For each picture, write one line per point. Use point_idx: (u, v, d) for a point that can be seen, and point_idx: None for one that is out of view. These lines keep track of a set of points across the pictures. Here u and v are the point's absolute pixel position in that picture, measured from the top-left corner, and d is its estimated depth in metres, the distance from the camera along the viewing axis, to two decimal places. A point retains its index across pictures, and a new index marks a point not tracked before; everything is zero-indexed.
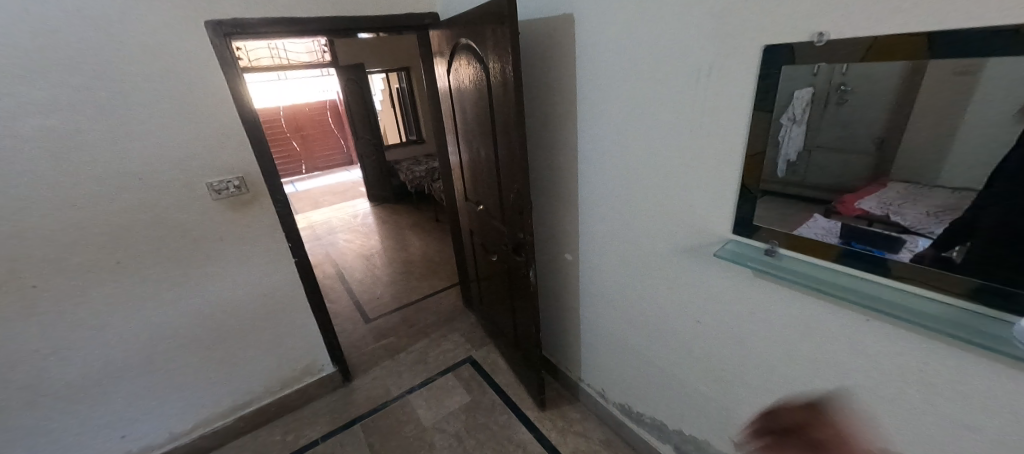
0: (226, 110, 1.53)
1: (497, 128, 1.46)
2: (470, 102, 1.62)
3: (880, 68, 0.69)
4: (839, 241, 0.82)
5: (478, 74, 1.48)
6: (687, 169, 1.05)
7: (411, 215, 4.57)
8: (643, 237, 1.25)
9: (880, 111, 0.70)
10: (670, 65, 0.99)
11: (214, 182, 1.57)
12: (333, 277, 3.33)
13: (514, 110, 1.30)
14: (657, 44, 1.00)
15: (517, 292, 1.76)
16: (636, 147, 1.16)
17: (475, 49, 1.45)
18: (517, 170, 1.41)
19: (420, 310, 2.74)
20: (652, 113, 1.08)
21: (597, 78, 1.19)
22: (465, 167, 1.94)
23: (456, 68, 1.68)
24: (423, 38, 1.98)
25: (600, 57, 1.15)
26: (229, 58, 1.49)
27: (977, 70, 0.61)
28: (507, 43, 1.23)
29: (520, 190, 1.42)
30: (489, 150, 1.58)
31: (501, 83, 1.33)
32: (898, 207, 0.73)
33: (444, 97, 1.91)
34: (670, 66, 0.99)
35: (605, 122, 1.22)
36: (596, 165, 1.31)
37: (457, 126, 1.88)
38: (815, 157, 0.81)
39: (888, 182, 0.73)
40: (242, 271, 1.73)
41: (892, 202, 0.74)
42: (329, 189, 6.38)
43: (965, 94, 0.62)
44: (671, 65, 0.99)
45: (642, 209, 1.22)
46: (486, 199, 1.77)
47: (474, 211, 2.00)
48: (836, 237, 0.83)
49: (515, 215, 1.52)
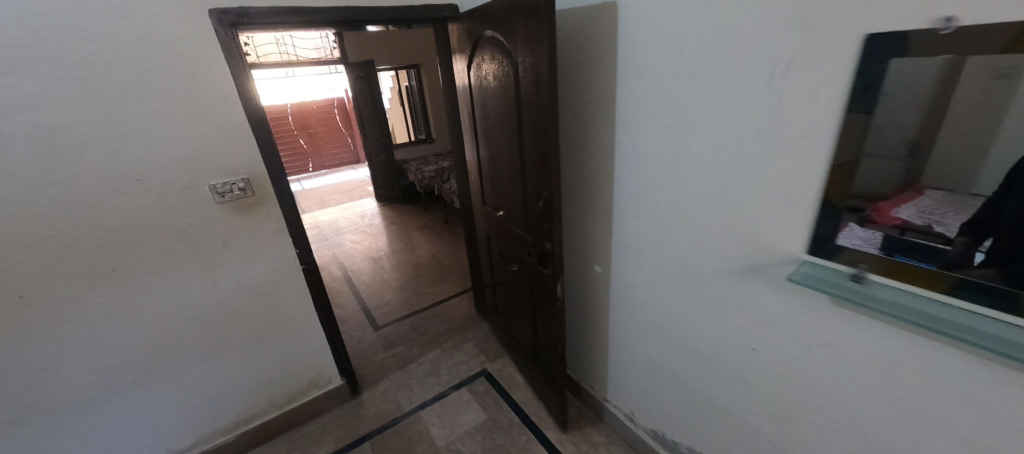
0: (231, 107, 1.42)
1: (525, 130, 1.33)
2: (494, 101, 1.50)
3: (917, 67, 0.64)
4: (881, 252, 0.76)
5: (504, 70, 1.35)
6: (752, 180, 0.92)
7: (421, 216, 4.46)
8: (690, 252, 1.12)
9: (910, 115, 0.67)
10: (735, 61, 0.87)
11: (218, 185, 1.45)
12: (340, 280, 3.23)
13: (548, 109, 1.17)
14: (721, 36, 0.87)
15: (541, 306, 1.63)
16: (687, 153, 1.04)
17: (502, 42, 1.32)
18: (546, 177, 1.28)
19: (431, 318, 2.63)
20: (710, 114, 0.95)
21: (642, 76, 1.06)
22: (484, 170, 1.82)
23: (478, 64, 1.55)
24: (440, 32, 1.85)
25: (648, 52, 1.03)
26: (236, 51, 1.37)
27: (1016, 72, 0.56)
28: (541, 36, 1.11)
29: (550, 197, 1.29)
30: (514, 153, 1.46)
31: (533, 80, 1.20)
32: (940, 217, 0.68)
33: (463, 94, 1.78)
34: (737, 60, 0.86)
35: (649, 126, 1.10)
36: (635, 172, 1.19)
37: (476, 126, 1.75)
38: (859, 164, 0.74)
39: (926, 189, 0.69)
40: (247, 280, 1.62)
41: (933, 211, 0.68)
42: (337, 188, 6.28)
43: (1001, 97, 0.58)
44: (736, 61, 0.87)
45: (690, 222, 1.10)
46: (508, 205, 1.65)
47: (493, 217, 1.87)
48: (877, 248, 0.76)
49: (542, 224, 1.39)
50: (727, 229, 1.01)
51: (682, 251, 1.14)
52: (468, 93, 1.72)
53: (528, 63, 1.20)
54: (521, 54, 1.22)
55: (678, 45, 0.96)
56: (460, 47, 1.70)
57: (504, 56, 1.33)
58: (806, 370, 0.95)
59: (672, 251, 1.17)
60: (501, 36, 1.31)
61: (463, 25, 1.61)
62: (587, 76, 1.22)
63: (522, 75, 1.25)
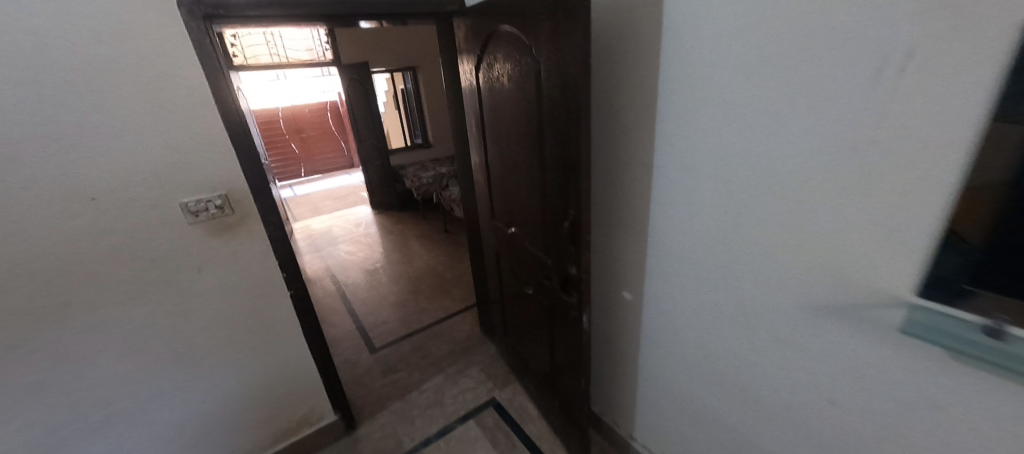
0: (204, 114, 1.22)
1: (547, 140, 1.15)
2: (509, 107, 1.32)
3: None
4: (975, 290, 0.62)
5: (523, 72, 1.18)
6: (844, 203, 0.74)
7: (419, 225, 4.27)
8: (750, 283, 0.95)
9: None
10: (823, 60, 0.70)
11: (191, 203, 1.26)
12: (334, 295, 3.03)
13: (578, 115, 1.00)
14: (806, 29, 0.71)
15: (560, 336, 1.45)
16: (751, 169, 0.87)
17: (520, 37, 1.14)
18: (574, 195, 1.10)
19: (432, 338, 2.44)
20: (786, 123, 0.78)
21: (696, 76, 0.89)
22: (494, 181, 1.63)
23: (489, 65, 1.38)
24: (444, 29, 1.67)
25: (705, 47, 0.86)
26: (210, 48, 1.18)
27: None
28: (573, 31, 0.93)
29: (578, 218, 1.11)
30: (532, 166, 1.28)
31: (561, 83, 1.02)
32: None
33: (470, 98, 1.60)
34: (827, 59, 0.70)
35: (700, 136, 0.93)
36: (680, 188, 1.02)
37: (486, 133, 1.57)
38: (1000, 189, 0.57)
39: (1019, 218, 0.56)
40: (226, 309, 1.43)
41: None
42: (330, 194, 6.06)
43: None
44: (824, 60, 0.70)
45: (750, 249, 0.93)
46: (523, 222, 1.47)
47: (504, 233, 1.68)
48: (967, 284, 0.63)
49: (565, 248, 1.21)
50: (803, 260, 0.83)
51: (738, 281, 0.98)
52: (477, 96, 1.54)
53: (554, 63, 1.02)
54: (545, 52, 1.04)
55: (746, 38, 0.79)
56: (467, 46, 1.51)
57: (523, 55, 1.15)
58: (902, 435, 0.78)
59: (725, 280, 1.00)
60: (520, 31, 1.13)
61: (471, 21, 1.43)
62: (623, 77, 1.05)
63: (545, 77, 1.07)
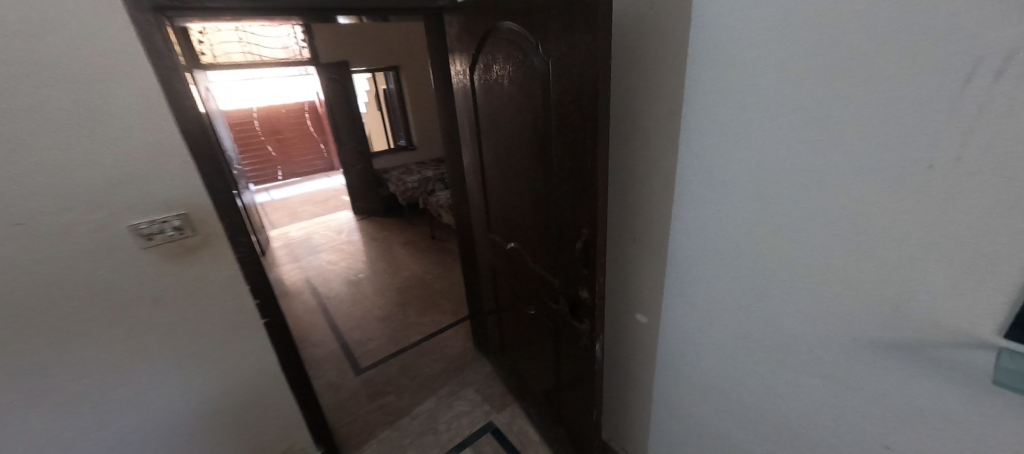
0: (157, 122, 1.05)
1: (554, 150, 1.03)
2: (509, 112, 1.19)
3: None
4: None
5: (526, 75, 1.05)
6: (912, 229, 0.64)
7: (404, 232, 4.09)
8: (788, 311, 0.85)
9: None
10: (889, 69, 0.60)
11: (142, 225, 1.10)
12: (315, 309, 2.84)
13: (595, 124, 0.87)
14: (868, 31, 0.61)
15: (567, 362, 1.33)
16: (795, 185, 0.76)
17: (524, 35, 1.02)
18: (586, 213, 0.98)
19: (422, 355, 2.29)
20: (842, 134, 0.68)
21: (735, 79, 0.80)
22: (491, 192, 1.50)
23: (486, 66, 1.24)
24: (433, 27, 1.54)
25: (749, 47, 0.76)
26: (160, 43, 1.01)
27: None
28: (589, 28, 0.81)
29: (591, 238, 1.00)
30: (536, 179, 1.15)
31: (573, 88, 0.90)
32: None
33: (464, 101, 1.47)
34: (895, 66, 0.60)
35: (736, 146, 0.83)
36: (708, 204, 0.92)
37: (482, 140, 1.44)
38: None
39: None
40: (189, 343, 1.26)
41: None
42: (309, 199, 5.81)
43: None
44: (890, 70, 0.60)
45: (791, 275, 0.83)
46: (524, 238, 1.34)
47: (502, 248, 1.55)
48: None
49: (575, 270, 1.09)
50: (857, 290, 0.74)
51: (774, 308, 0.88)
52: (471, 100, 1.41)
53: (565, 65, 0.90)
54: (554, 52, 0.92)
55: (797, 37, 0.69)
56: (459, 44, 1.38)
57: (527, 55, 1.02)
58: None
59: (760, 306, 0.90)
60: (524, 28, 1.01)
61: (464, 18, 1.30)
62: (645, 80, 0.94)
63: (554, 81, 0.95)
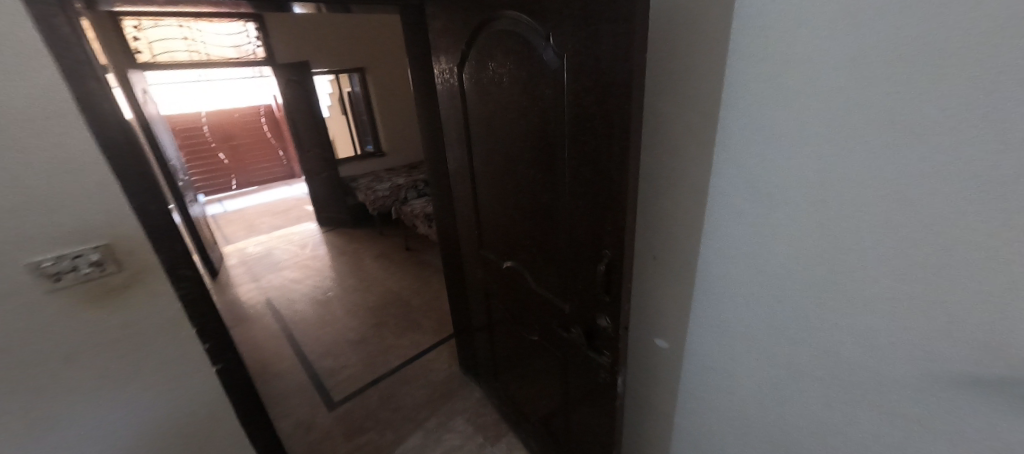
0: (64, 131, 0.84)
1: (568, 159, 0.89)
2: (509, 116, 1.04)
3: None
4: None
5: (533, 73, 0.90)
6: (1011, 260, 0.51)
7: (375, 243, 3.83)
8: (837, 345, 0.73)
9: None
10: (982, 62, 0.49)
11: (46, 262, 0.88)
12: (278, 334, 2.56)
13: (625, 128, 0.74)
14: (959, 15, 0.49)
15: (577, 394, 1.19)
16: (853, 201, 0.64)
17: (529, 26, 0.87)
18: (609, 232, 0.85)
19: (403, 382, 2.08)
20: (918, 142, 0.55)
21: (782, 72, 0.68)
22: (484, 205, 1.34)
23: (479, 63, 1.09)
24: (410, 21, 1.37)
25: (801, 34, 0.64)
26: (64, 30, 0.80)
27: None
28: (617, 14, 0.68)
29: (615, 262, 0.86)
30: (544, 192, 1.01)
31: (596, 87, 0.76)
32: None
33: (450, 104, 1.31)
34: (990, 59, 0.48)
35: (782, 153, 0.71)
36: (743, 217, 0.81)
37: (473, 148, 1.28)
38: None
39: None
40: (117, 399, 1.04)
41: None
42: (268, 209, 5.38)
43: None
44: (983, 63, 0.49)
45: (841, 305, 0.70)
46: (527, 257, 1.19)
47: (497, 268, 1.40)
48: None
49: (593, 295, 0.95)
50: (929, 331, 0.61)
51: (821, 340, 0.76)
52: (461, 103, 1.25)
53: (584, 59, 0.76)
54: (569, 43, 0.78)
55: (860, 21, 0.57)
56: (445, 40, 1.21)
57: (534, 50, 0.88)
58: None
59: (803, 336, 0.78)
60: (530, 18, 0.86)
61: (449, 10, 1.14)
62: (671, 78, 0.82)
63: (569, 79, 0.81)
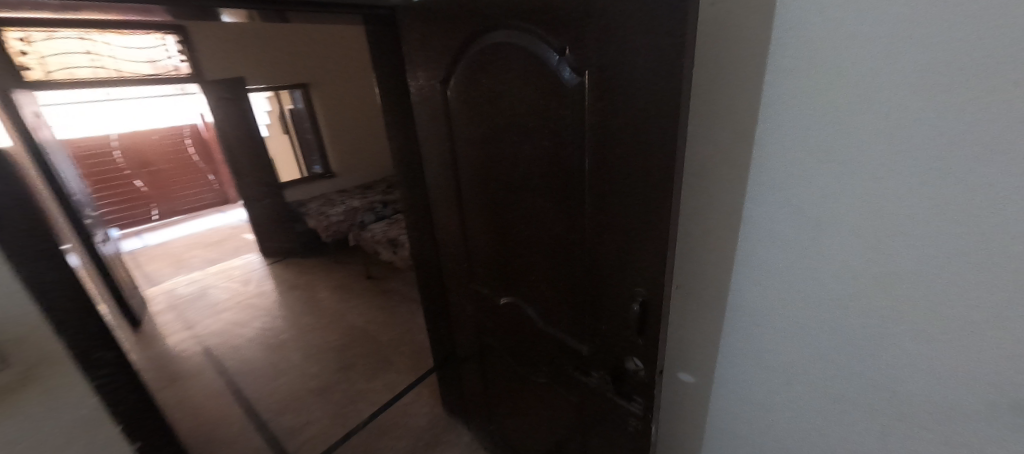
0: None
1: (590, 188, 0.78)
2: (510, 140, 0.92)
3: None
4: None
5: (544, 91, 0.79)
6: None
7: (331, 274, 3.50)
8: (902, 370, 0.70)
9: None
10: None
11: None
12: (222, 392, 2.20)
13: (665, 155, 0.65)
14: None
15: (595, 440, 1.08)
16: (927, 225, 0.60)
17: (539, 38, 0.77)
18: (643, 268, 0.75)
19: (379, 434, 1.85)
20: (1000, 163, 0.52)
21: (834, 90, 0.63)
22: (474, 235, 1.20)
23: (469, 79, 0.96)
24: (379, 33, 1.22)
25: (860, 47, 0.59)
26: None
27: None
28: (659, 25, 0.58)
29: (650, 301, 0.76)
30: (556, 222, 0.90)
31: (628, 108, 0.66)
32: None
33: (430, 125, 1.16)
34: None
35: (836, 175, 0.66)
36: (787, 242, 0.76)
37: (460, 173, 1.14)
38: None
39: None
40: None
41: None
42: (199, 241, 4.78)
43: None
44: None
45: (909, 330, 0.67)
46: (532, 294, 1.07)
47: (492, 303, 1.26)
48: None
49: (621, 337, 0.85)
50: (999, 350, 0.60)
51: (884, 367, 0.72)
52: (445, 124, 1.11)
53: (614, 76, 0.66)
54: (593, 59, 0.68)
55: (934, 34, 0.53)
56: (425, 54, 1.07)
57: (545, 66, 0.77)
58: None
59: (860, 364, 0.75)
60: (540, 29, 0.75)
61: (431, 21, 1.01)
62: (703, 96, 0.75)
63: (593, 98, 0.71)
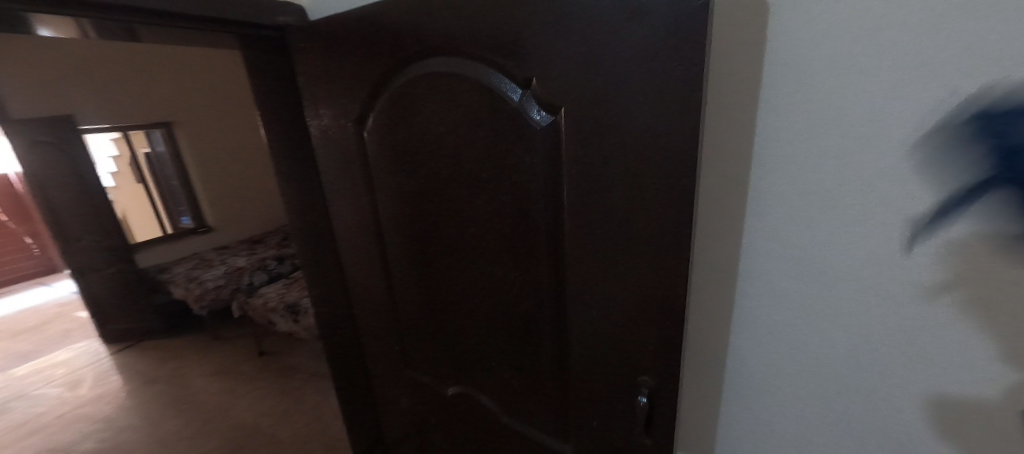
0: None
1: (573, 250, 0.61)
2: (456, 193, 0.72)
3: None
4: None
5: (503, 132, 0.62)
6: None
7: (207, 356, 2.78)
8: (964, 434, 0.59)
9: None
10: None
11: None
12: None
13: (677, 213, 0.51)
14: None
15: None
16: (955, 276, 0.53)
17: (494, 67, 0.60)
18: (649, 350, 0.59)
19: None
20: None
21: (838, 127, 0.54)
22: (409, 310, 0.94)
23: (396, 117, 0.75)
24: (262, 60, 0.93)
25: (867, 81, 0.50)
26: None
27: None
28: (664, 49, 0.46)
29: (655, 389, 0.60)
30: (526, 294, 0.71)
31: (623, 157, 0.52)
32: None
33: (343, 175, 0.90)
34: None
35: (844, 225, 0.58)
36: (790, 298, 0.66)
37: (386, 234, 0.89)
38: None
39: None
40: None
41: None
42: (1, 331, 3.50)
43: None
44: None
45: (972, 391, 0.57)
46: (503, 387, 0.83)
47: (436, 394, 0.99)
48: None
49: (621, 434, 0.68)
50: None
51: (936, 433, 0.61)
52: (363, 173, 0.86)
53: (603, 113, 0.52)
54: (573, 95, 0.53)
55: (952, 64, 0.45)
56: (331, 86, 0.83)
57: (504, 101, 0.60)
58: None
59: (908, 432, 0.63)
60: (495, 56, 0.59)
61: (339, 46, 0.78)
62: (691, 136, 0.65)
63: (574, 140, 0.55)
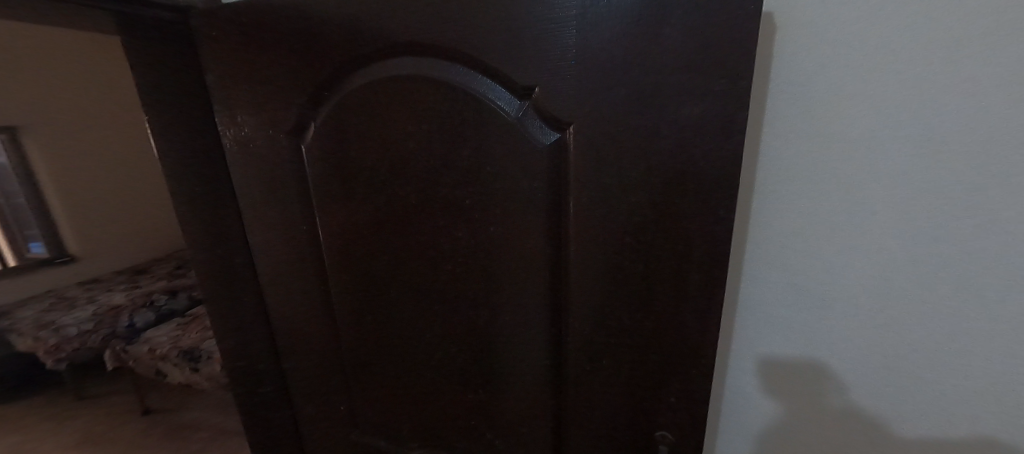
0: None
1: (578, 288, 0.52)
2: (424, 220, 0.60)
3: None
4: None
5: (495, 150, 0.52)
6: None
7: (65, 422, 2.17)
8: (784, 394, 0.66)
9: None
10: None
11: None
12: None
13: (715, 247, 0.44)
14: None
15: None
16: (953, 310, 0.53)
17: (487, 73, 0.50)
18: (670, 399, 0.52)
19: None
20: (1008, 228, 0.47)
21: (846, 147, 0.52)
22: (360, 361, 0.77)
23: (348, 126, 0.61)
24: (155, 50, 0.72)
25: (869, 105, 0.49)
26: None
27: None
28: (705, 61, 0.39)
29: (597, 428, 0.59)
30: (507, 339, 0.61)
31: (652, 184, 0.45)
32: None
33: (271, 201, 0.72)
34: None
35: (849, 249, 0.55)
36: (787, 323, 0.62)
37: (330, 271, 0.72)
38: None
39: None
40: None
41: None
42: None
43: None
44: None
45: (871, 364, 0.59)
46: (389, 394, 0.77)
47: (344, 436, 0.87)
48: None
49: None
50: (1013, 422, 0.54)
51: (762, 390, 0.68)
52: (301, 197, 0.69)
53: (625, 132, 0.44)
54: (587, 113, 0.45)
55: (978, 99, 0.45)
56: (256, 89, 0.66)
57: (496, 115, 0.50)
58: None
59: (757, 395, 0.69)
60: (487, 61, 0.49)
61: (269, 38, 0.62)
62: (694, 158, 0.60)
63: (585, 163, 0.47)
